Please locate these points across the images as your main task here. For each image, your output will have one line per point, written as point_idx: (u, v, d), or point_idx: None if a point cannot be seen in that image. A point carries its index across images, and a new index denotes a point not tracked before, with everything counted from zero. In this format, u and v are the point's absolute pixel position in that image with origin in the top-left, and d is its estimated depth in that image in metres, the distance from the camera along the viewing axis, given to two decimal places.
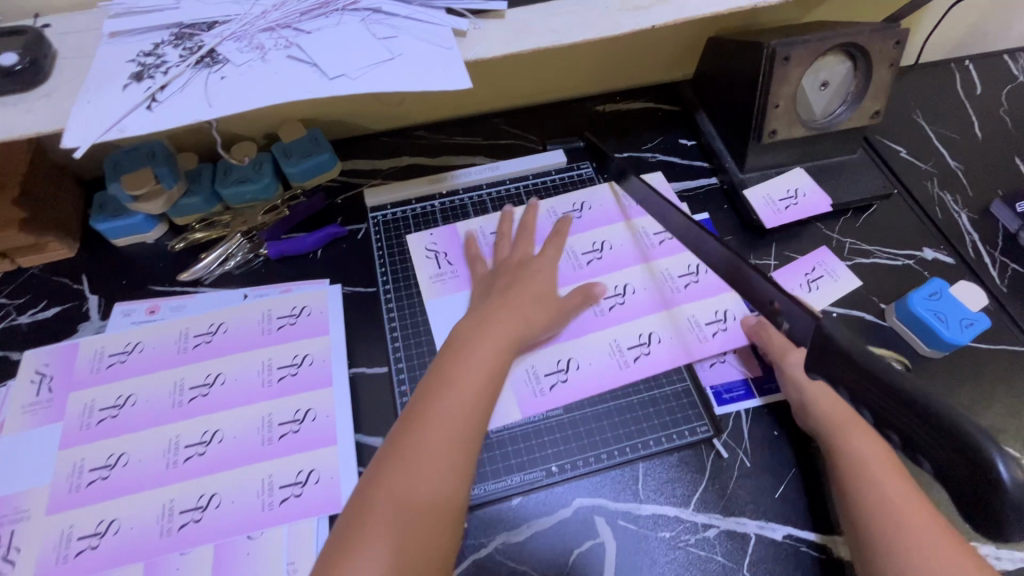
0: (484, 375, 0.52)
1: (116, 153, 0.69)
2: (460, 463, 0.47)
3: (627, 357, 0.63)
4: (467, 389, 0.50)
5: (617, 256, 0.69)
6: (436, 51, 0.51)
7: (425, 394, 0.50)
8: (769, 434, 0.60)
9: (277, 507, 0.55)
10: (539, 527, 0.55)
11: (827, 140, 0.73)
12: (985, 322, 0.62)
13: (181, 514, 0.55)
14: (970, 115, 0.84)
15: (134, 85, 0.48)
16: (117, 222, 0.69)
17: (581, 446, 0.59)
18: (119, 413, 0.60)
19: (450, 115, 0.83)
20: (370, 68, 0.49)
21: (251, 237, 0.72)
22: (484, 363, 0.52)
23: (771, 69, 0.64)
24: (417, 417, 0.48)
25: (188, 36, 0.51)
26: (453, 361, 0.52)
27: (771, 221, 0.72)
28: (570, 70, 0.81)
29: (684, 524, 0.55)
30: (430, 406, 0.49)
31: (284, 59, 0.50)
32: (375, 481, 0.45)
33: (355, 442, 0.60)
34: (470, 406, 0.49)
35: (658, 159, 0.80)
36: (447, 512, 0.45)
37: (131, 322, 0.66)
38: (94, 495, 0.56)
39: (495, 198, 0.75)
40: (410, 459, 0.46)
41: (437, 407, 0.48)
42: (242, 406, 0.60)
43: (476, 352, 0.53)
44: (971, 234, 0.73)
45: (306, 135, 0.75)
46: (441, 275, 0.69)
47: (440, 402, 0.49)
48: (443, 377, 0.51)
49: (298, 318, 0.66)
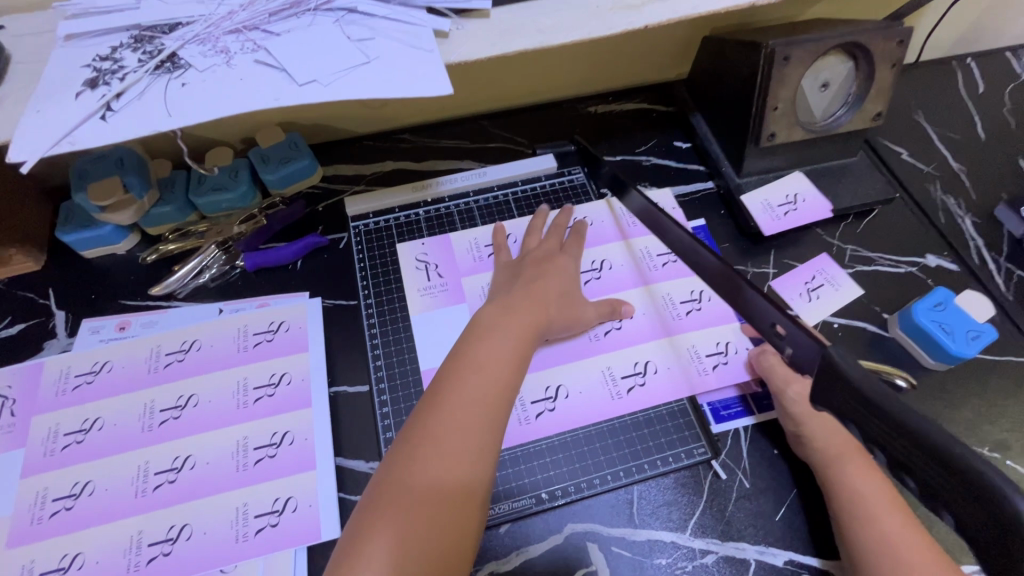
0: (493, 380, 0.48)
1: (81, 161, 0.65)
2: (466, 473, 0.44)
3: (620, 387, 0.60)
4: (474, 396, 0.47)
5: (617, 278, 0.67)
6: (416, 55, 0.48)
7: (431, 400, 0.47)
8: (768, 454, 0.57)
9: (253, 538, 0.52)
10: (530, 555, 0.53)
11: (827, 143, 0.70)
12: (993, 334, 0.59)
13: (150, 547, 0.52)
14: (972, 115, 0.81)
15: (88, 93, 0.45)
16: (84, 233, 0.66)
17: (573, 471, 0.56)
18: (85, 438, 0.57)
19: (436, 118, 0.80)
20: (342, 73, 0.46)
21: (227, 248, 0.68)
22: (492, 368, 0.49)
23: (770, 71, 0.61)
24: (420, 425, 0.46)
25: (148, 39, 0.47)
26: (459, 365, 0.49)
27: (769, 228, 0.69)
28: (561, 70, 0.78)
29: (681, 551, 0.53)
30: (434, 413, 0.46)
31: (251, 64, 0.46)
32: (379, 492, 0.43)
33: (336, 466, 0.57)
34: (476, 413, 0.46)
35: (652, 163, 0.77)
36: (453, 526, 0.42)
37: (100, 340, 0.63)
38: (58, 527, 0.52)
39: (483, 207, 0.72)
40: (413, 470, 0.43)
41: (442, 415, 0.46)
42: (216, 430, 0.57)
43: (483, 356, 0.50)
44: (975, 240, 0.71)
45: (285, 140, 0.72)
46: (431, 287, 0.66)
47: (444, 410, 0.46)
48: (449, 381, 0.48)
49: (276, 334, 0.63)
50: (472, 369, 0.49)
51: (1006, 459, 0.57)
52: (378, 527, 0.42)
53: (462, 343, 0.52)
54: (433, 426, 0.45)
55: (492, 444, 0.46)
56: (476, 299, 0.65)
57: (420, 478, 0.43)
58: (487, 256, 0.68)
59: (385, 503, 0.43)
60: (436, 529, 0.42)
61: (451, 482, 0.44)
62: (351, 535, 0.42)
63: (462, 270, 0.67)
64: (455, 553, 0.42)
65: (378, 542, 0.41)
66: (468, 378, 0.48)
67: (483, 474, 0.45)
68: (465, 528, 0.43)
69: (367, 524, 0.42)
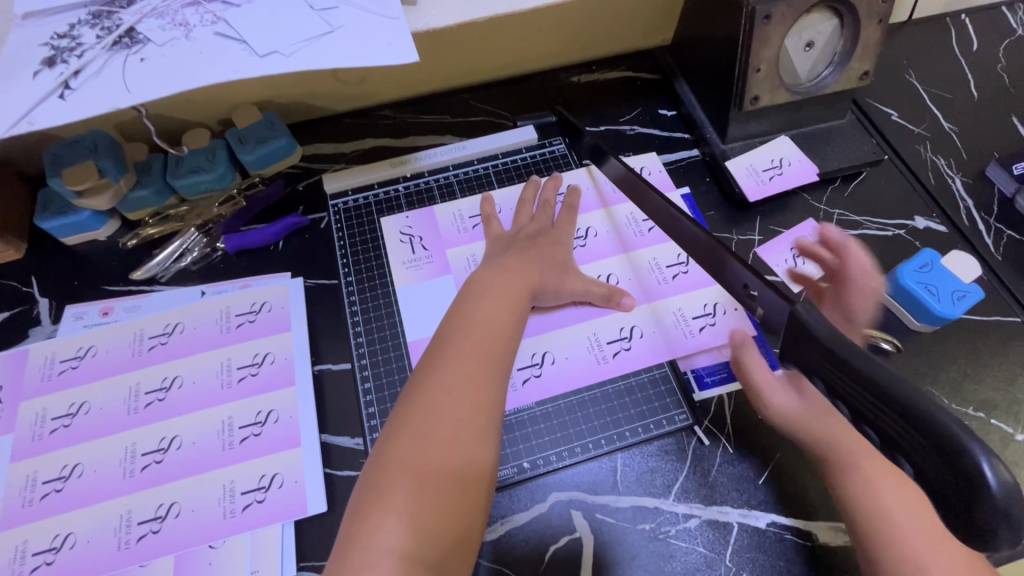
0: (493, 342, 0.50)
1: (56, 146, 0.64)
2: (467, 439, 0.44)
3: (606, 352, 0.60)
4: (478, 357, 0.48)
5: (601, 244, 0.66)
6: (380, 22, 0.47)
7: (433, 363, 0.48)
8: (752, 419, 0.57)
9: (239, 514, 0.53)
10: (513, 524, 0.53)
11: (813, 105, 0.69)
12: (978, 293, 0.59)
13: (139, 525, 0.52)
14: (966, 74, 0.79)
15: (45, 72, 0.44)
16: (64, 220, 0.65)
17: (555, 440, 0.57)
18: (72, 422, 0.57)
19: (416, 93, 0.78)
20: (304, 43, 0.45)
21: (207, 230, 0.67)
22: (494, 330, 0.50)
23: (750, 31, 0.59)
24: (427, 387, 0.46)
25: (105, 14, 0.46)
26: (460, 328, 0.50)
27: (754, 194, 0.68)
28: (543, 38, 0.75)
29: (664, 516, 0.53)
30: (443, 375, 0.47)
31: (210, 36, 0.45)
32: (386, 458, 0.43)
33: (321, 443, 0.57)
34: (483, 374, 0.47)
35: (636, 132, 0.76)
36: (472, 484, 0.43)
37: (83, 326, 0.63)
38: (49, 508, 0.53)
39: (464, 181, 0.71)
40: (414, 438, 0.43)
41: (450, 376, 0.46)
42: (200, 411, 0.57)
43: (482, 319, 0.51)
44: (965, 200, 0.69)
45: (261, 119, 0.70)
46: (415, 260, 0.66)
47: (451, 371, 0.47)
48: (447, 346, 0.49)
49: (258, 314, 0.63)
50: (473, 332, 0.50)
51: (991, 419, 0.57)
52: (397, 487, 0.42)
53: (457, 309, 0.53)
54: (443, 388, 0.46)
55: (492, 406, 0.46)
56: (461, 270, 0.65)
57: (438, 439, 0.43)
58: (473, 227, 0.68)
59: (402, 464, 0.42)
60: (456, 486, 0.43)
61: (454, 447, 0.43)
62: (365, 499, 0.42)
63: (447, 241, 0.67)
64: (469, 509, 0.43)
65: (399, 501, 0.41)
66: (470, 340, 0.49)
67: (490, 433, 0.46)
68: (479, 486, 0.44)
69: (387, 487, 0.42)
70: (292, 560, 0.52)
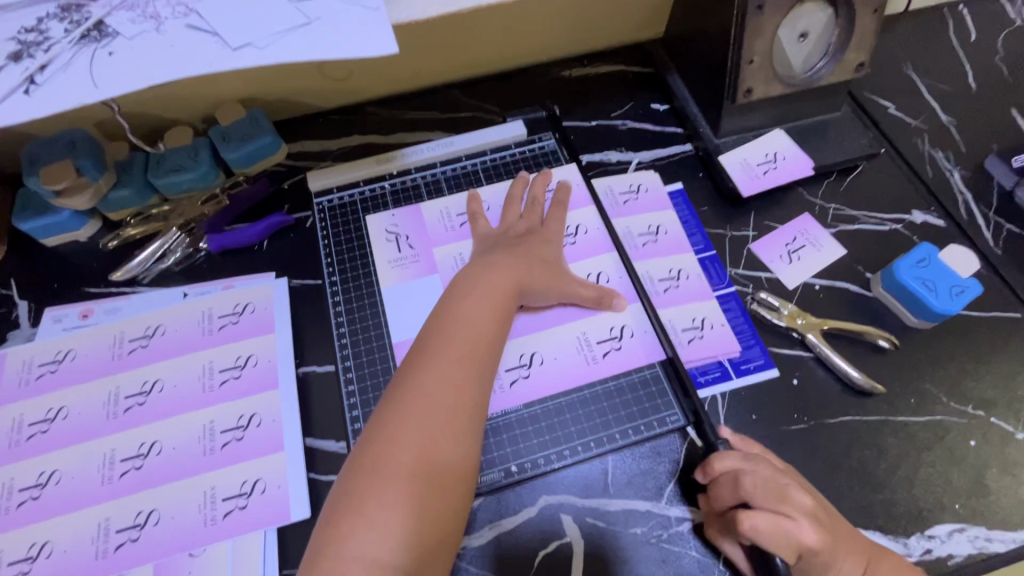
0: (477, 342, 0.49)
1: (33, 145, 0.62)
2: (447, 441, 0.43)
3: (596, 352, 0.59)
4: (461, 357, 0.47)
5: (592, 242, 0.64)
6: (359, 12, 0.45)
7: (415, 362, 0.47)
8: (745, 419, 0.56)
9: (220, 522, 0.52)
10: (502, 529, 0.52)
11: (808, 98, 0.67)
12: (978, 289, 0.57)
13: (118, 533, 0.51)
14: (963, 65, 0.77)
15: (10, 67, 0.42)
16: (43, 220, 0.64)
17: (543, 443, 0.55)
18: (50, 428, 0.56)
19: (404, 88, 0.77)
20: (278, 36, 0.43)
21: (190, 230, 0.66)
22: (477, 330, 0.49)
23: (743, 21, 0.58)
24: (409, 386, 0.45)
25: (75, 8, 0.45)
26: (442, 328, 0.49)
27: (748, 189, 0.66)
28: (532, 32, 0.74)
29: (656, 519, 0.52)
30: (423, 375, 0.45)
31: (182, 29, 0.44)
32: (363, 461, 0.42)
33: (305, 447, 0.56)
34: (466, 374, 0.46)
35: (628, 126, 0.74)
36: (452, 487, 0.42)
37: (62, 329, 0.61)
38: (24, 517, 0.52)
39: (451, 178, 0.70)
40: (392, 441, 0.42)
41: (433, 375, 0.45)
42: (181, 416, 0.56)
43: (465, 318, 0.50)
44: (964, 194, 0.68)
45: (244, 117, 0.69)
46: (402, 259, 0.64)
47: (434, 370, 0.46)
48: (429, 346, 0.48)
49: (240, 316, 0.61)
50: (456, 332, 0.49)
51: (990, 417, 0.56)
52: (377, 488, 0.40)
53: (441, 308, 0.51)
54: (423, 389, 0.45)
55: (473, 407, 0.45)
56: (449, 270, 0.63)
57: (417, 441, 0.42)
58: (460, 225, 0.66)
59: (379, 467, 0.41)
60: (434, 489, 0.41)
61: (433, 449, 0.42)
62: (343, 500, 0.41)
63: (433, 240, 0.65)
64: (449, 511, 0.42)
65: (375, 506, 0.40)
66: (452, 340, 0.48)
67: (471, 434, 0.44)
68: (459, 488, 0.43)
69: (362, 492, 0.40)
70: (275, 566, 0.51)
